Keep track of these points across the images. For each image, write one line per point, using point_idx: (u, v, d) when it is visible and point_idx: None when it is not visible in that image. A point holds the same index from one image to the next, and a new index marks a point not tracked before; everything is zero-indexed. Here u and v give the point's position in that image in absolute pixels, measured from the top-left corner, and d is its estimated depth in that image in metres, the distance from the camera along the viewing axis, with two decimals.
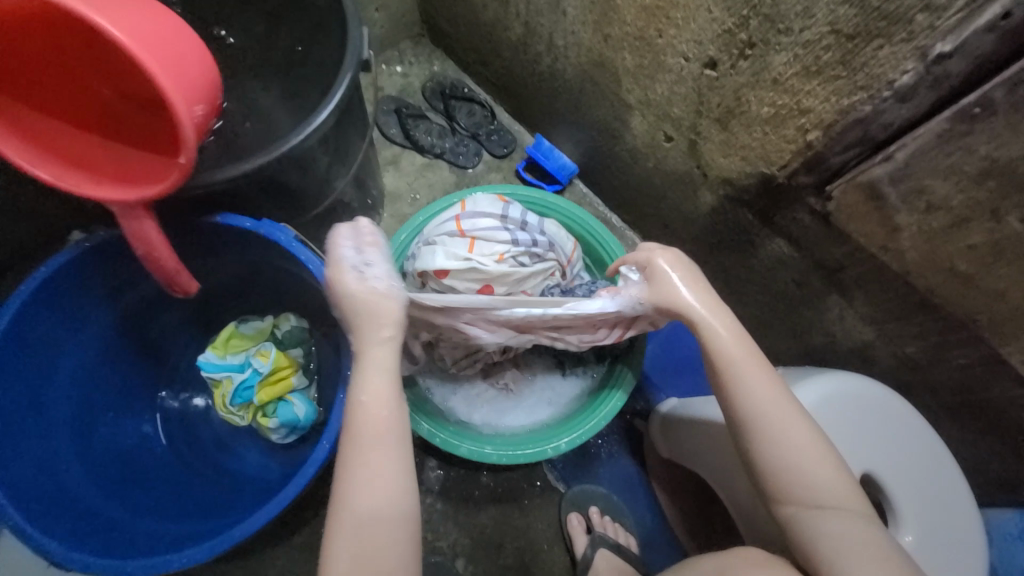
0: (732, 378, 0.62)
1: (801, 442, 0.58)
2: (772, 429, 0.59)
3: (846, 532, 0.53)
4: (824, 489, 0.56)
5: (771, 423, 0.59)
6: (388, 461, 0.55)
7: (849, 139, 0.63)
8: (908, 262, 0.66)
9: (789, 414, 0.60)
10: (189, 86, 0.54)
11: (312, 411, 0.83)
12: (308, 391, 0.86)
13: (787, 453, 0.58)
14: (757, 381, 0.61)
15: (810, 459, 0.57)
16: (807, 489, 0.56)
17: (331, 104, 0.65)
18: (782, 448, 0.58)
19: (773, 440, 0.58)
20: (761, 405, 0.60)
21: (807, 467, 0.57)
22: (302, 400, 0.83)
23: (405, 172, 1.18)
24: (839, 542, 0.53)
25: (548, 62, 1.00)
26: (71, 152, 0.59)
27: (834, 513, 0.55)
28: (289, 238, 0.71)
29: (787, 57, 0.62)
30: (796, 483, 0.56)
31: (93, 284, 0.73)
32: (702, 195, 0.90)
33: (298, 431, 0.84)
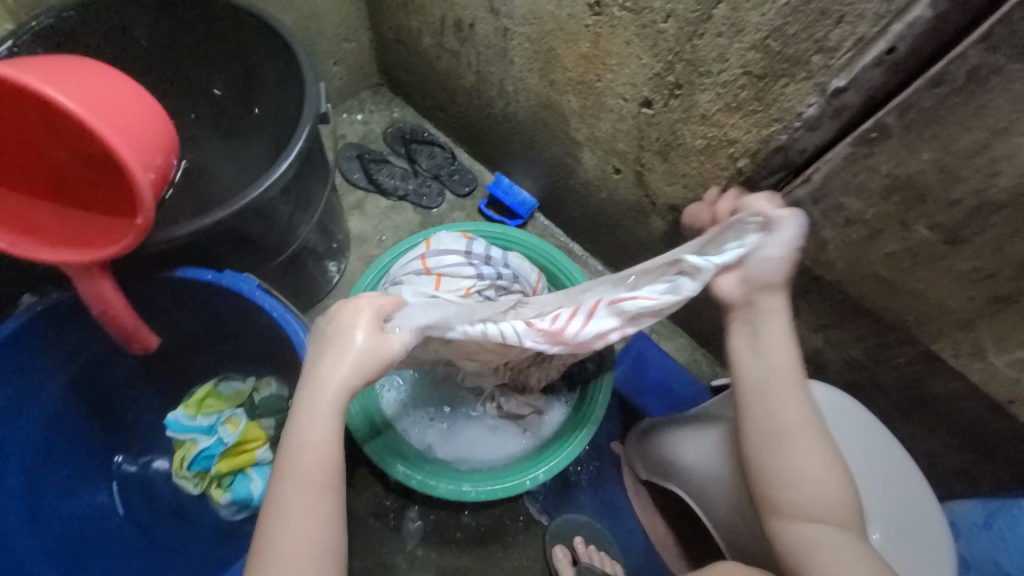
0: (756, 390, 0.60)
1: (818, 460, 0.58)
2: (795, 443, 0.59)
3: (836, 539, 0.54)
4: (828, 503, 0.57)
5: (795, 436, 0.59)
6: (314, 522, 0.50)
7: (774, 164, 0.69)
8: (839, 272, 0.72)
9: (814, 435, 0.59)
10: (143, 147, 0.55)
11: (268, 491, 0.79)
12: (270, 466, 0.81)
13: (802, 467, 0.58)
14: (787, 396, 0.60)
15: (821, 474, 0.58)
16: (819, 500, 0.57)
17: (290, 156, 0.68)
18: (797, 463, 0.58)
19: (789, 453, 0.58)
20: (788, 425, 0.59)
21: (818, 479, 0.57)
22: (260, 477, 0.80)
23: (369, 216, 1.20)
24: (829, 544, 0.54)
25: (501, 106, 1.06)
26: (21, 218, 0.59)
27: (829, 524, 0.56)
28: (252, 288, 0.71)
29: (711, 95, 0.69)
30: (808, 493, 0.57)
31: (46, 346, 0.70)
32: (653, 221, 0.96)
33: (248, 510, 0.79)
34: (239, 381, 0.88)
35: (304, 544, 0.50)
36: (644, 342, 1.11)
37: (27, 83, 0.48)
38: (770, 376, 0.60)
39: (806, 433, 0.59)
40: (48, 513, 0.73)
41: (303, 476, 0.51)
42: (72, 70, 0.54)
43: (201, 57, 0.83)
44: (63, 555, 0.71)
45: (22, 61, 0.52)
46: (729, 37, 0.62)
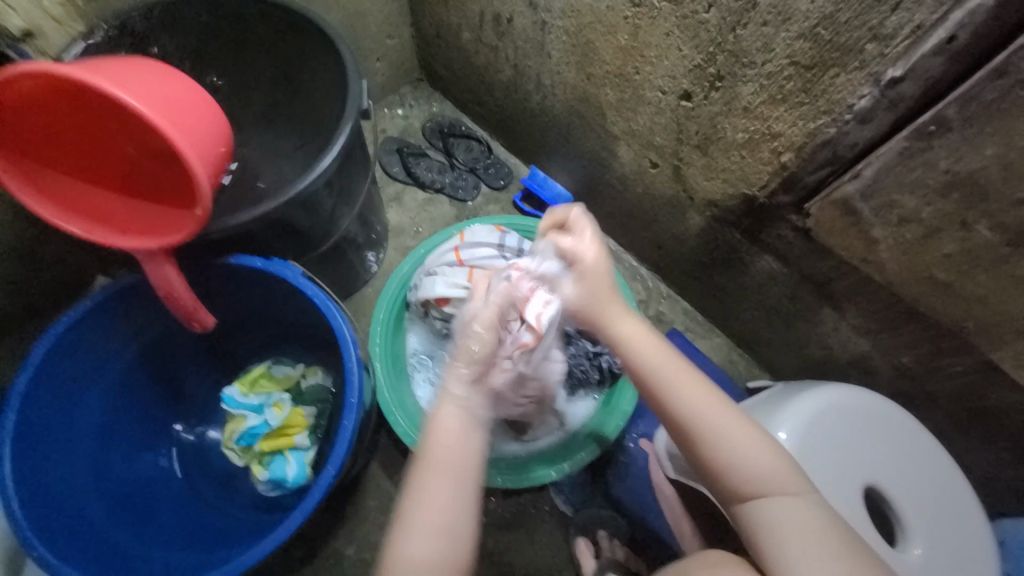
0: (662, 395, 0.60)
1: (746, 447, 0.57)
2: (719, 439, 0.57)
3: (802, 518, 0.53)
4: (761, 480, 0.55)
5: (716, 433, 0.57)
6: (445, 498, 0.52)
7: (820, 159, 0.66)
8: (889, 273, 0.68)
9: (727, 422, 0.58)
10: (201, 143, 0.60)
11: (300, 477, 0.83)
12: (307, 452, 0.85)
13: (736, 461, 0.56)
14: (690, 393, 0.59)
15: (759, 459, 0.56)
16: (766, 484, 0.55)
17: (334, 150, 0.71)
18: (713, 453, 0.57)
19: (716, 454, 0.57)
20: (702, 426, 0.58)
21: (751, 461, 0.56)
22: (295, 462, 0.84)
23: (407, 208, 1.24)
24: (783, 530, 0.53)
25: (538, 100, 1.06)
26: (95, 208, 0.65)
27: (774, 501, 0.55)
28: (296, 275, 0.76)
29: (754, 87, 0.67)
30: (744, 482, 0.56)
31: (117, 323, 0.78)
32: (690, 216, 0.94)
33: (281, 489, 0.85)
34: (290, 365, 0.94)
35: (436, 519, 0.51)
36: (679, 340, 1.11)
37: (103, 87, 0.52)
38: (651, 381, 0.60)
39: (712, 413, 0.58)
40: (116, 474, 0.81)
41: (441, 454, 0.53)
42: (141, 73, 0.59)
43: (255, 57, 0.88)
44: (128, 512, 0.79)
45: (99, 66, 0.57)
46: (775, 27, 0.60)
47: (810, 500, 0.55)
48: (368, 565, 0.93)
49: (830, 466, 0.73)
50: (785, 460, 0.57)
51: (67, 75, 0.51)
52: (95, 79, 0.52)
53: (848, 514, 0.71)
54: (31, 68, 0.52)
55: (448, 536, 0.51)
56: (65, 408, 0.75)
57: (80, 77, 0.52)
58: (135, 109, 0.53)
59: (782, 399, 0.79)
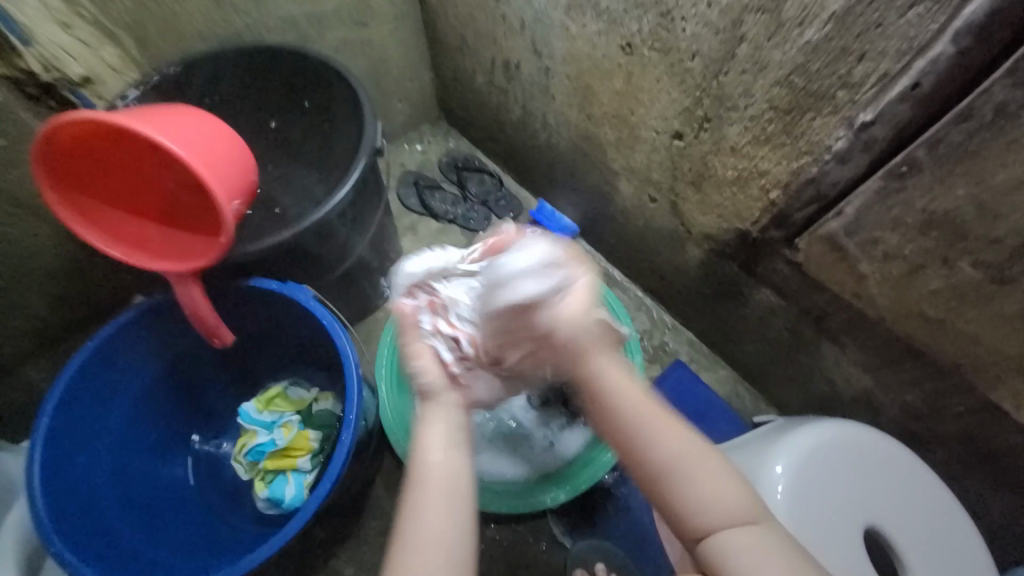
0: (630, 428, 0.58)
1: (714, 482, 0.55)
2: (685, 472, 0.56)
3: (759, 555, 0.52)
4: (720, 512, 0.54)
5: (682, 467, 0.56)
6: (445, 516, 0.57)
7: (806, 196, 0.68)
8: (882, 308, 0.68)
9: (698, 456, 0.56)
10: (229, 182, 0.67)
11: (297, 500, 0.86)
12: (307, 475, 0.89)
13: (705, 495, 0.54)
14: (658, 425, 0.58)
15: (724, 494, 0.55)
16: (726, 517, 0.54)
17: (347, 186, 0.78)
18: (672, 483, 0.56)
19: (689, 486, 0.55)
20: (669, 456, 0.56)
21: (715, 494, 0.55)
22: (294, 483, 0.88)
23: (422, 236, 1.30)
24: (748, 566, 0.51)
25: (544, 137, 1.13)
26: (135, 236, 0.73)
27: (734, 534, 0.53)
28: (307, 297, 0.81)
29: (739, 128, 0.70)
30: (704, 517, 0.54)
31: (147, 338, 0.84)
32: (689, 248, 0.97)
33: (278, 509, 0.88)
34: (306, 388, 0.98)
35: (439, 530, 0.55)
36: (682, 371, 1.12)
37: (146, 133, 0.60)
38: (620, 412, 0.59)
39: (675, 439, 0.57)
40: (134, 480, 0.86)
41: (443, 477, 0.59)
42: (181, 118, 0.67)
43: (287, 101, 0.98)
44: (139, 520, 0.83)
45: (146, 112, 0.66)
46: (753, 74, 0.64)
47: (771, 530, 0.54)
48: None
49: (828, 508, 0.71)
50: (747, 489, 0.57)
51: (116, 123, 0.60)
52: (140, 126, 0.61)
53: (849, 558, 0.69)
54: (88, 117, 0.61)
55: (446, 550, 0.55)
56: (94, 415, 0.82)
57: (128, 124, 0.60)
58: (173, 151, 0.61)
59: (778, 434, 0.78)
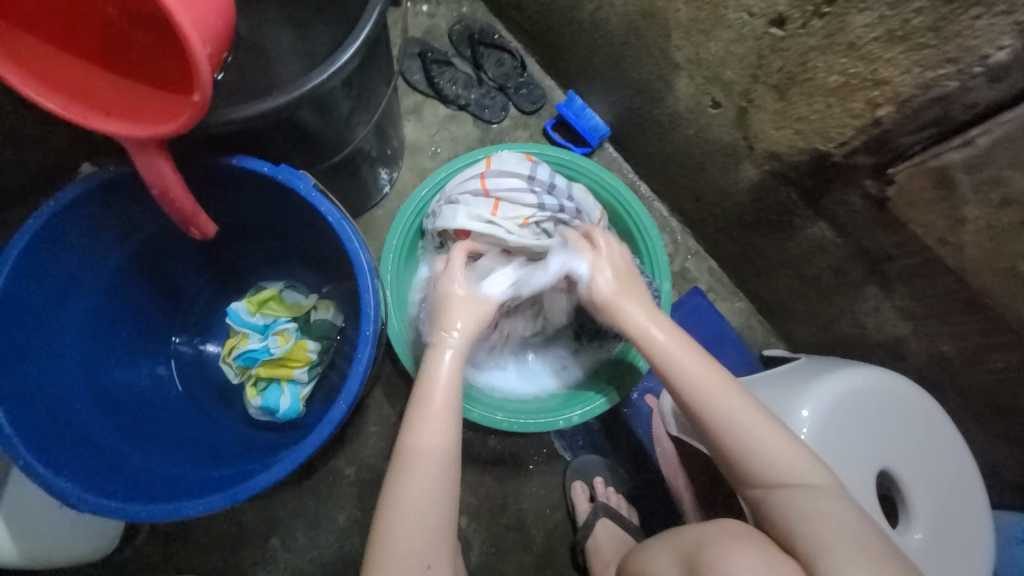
0: (692, 391, 0.67)
1: (781, 444, 0.62)
2: (750, 434, 0.63)
3: (827, 504, 0.57)
4: (786, 474, 0.61)
5: (747, 429, 0.63)
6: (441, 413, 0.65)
7: (926, 117, 0.57)
8: (965, 258, 0.62)
9: (767, 424, 0.63)
10: (200, 13, 0.48)
11: (293, 411, 0.80)
12: (304, 387, 0.82)
13: (774, 451, 0.62)
14: (722, 391, 0.66)
15: (787, 455, 0.62)
16: (794, 473, 0.60)
17: (355, 43, 0.59)
18: (738, 441, 0.63)
19: (760, 444, 0.62)
20: (736, 419, 0.64)
21: (781, 453, 0.61)
22: (291, 394, 0.81)
23: (426, 123, 1.12)
24: (812, 517, 0.57)
25: (589, 10, 0.92)
26: (72, 83, 0.55)
27: (801, 488, 0.59)
28: (308, 187, 0.66)
29: (870, 18, 0.56)
30: (769, 470, 0.61)
31: (103, 219, 0.69)
32: (743, 168, 0.85)
33: (273, 418, 0.82)
34: (304, 293, 0.89)
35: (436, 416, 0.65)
36: (699, 299, 1.07)
37: None
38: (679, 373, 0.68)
39: (739, 412, 0.64)
40: (110, 378, 0.78)
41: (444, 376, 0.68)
42: None
43: None
44: (122, 417, 0.76)
45: None
46: None
47: (833, 493, 0.59)
48: (366, 485, 0.94)
49: (850, 451, 0.71)
50: (807, 455, 0.62)
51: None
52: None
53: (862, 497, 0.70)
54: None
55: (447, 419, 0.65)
56: (51, 307, 0.70)
57: None
58: None
59: (808, 376, 0.76)
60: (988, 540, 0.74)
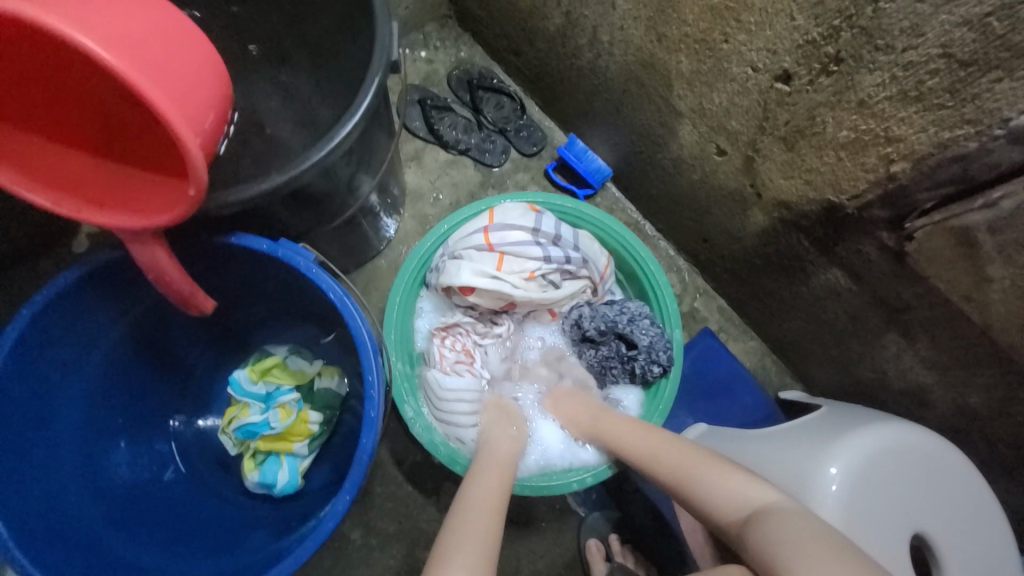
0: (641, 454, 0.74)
1: (726, 473, 0.64)
2: (693, 469, 0.67)
3: (782, 519, 0.56)
4: (740, 506, 0.61)
5: (688, 466, 0.68)
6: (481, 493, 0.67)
7: (943, 176, 0.55)
8: (993, 314, 0.60)
9: (704, 459, 0.68)
10: (191, 103, 0.47)
11: (291, 487, 0.79)
12: (303, 461, 0.81)
13: (718, 484, 0.64)
14: (657, 442, 0.73)
15: (733, 484, 0.63)
16: (743, 500, 0.61)
17: (357, 113, 0.58)
18: (690, 486, 0.66)
19: (704, 481, 0.65)
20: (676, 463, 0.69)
21: (724, 480, 0.64)
22: (288, 469, 0.79)
23: (427, 169, 1.11)
24: (771, 537, 0.55)
25: (588, 58, 0.91)
26: (65, 173, 0.53)
27: (756, 513, 0.59)
28: (308, 263, 0.65)
29: (880, 78, 0.54)
30: (725, 505, 0.62)
31: (100, 296, 0.68)
32: (752, 214, 0.83)
33: (270, 492, 0.80)
34: (308, 358, 0.87)
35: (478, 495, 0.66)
36: (711, 340, 1.04)
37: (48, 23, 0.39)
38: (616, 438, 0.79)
39: (678, 457, 0.69)
40: (107, 454, 0.75)
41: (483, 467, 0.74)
42: None
43: None
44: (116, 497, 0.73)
45: None
46: (934, 4, 0.47)
47: (784, 508, 0.58)
48: (374, 550, 0.90)
49: (884, 517, 0.67)
50: (755, 482, 0.63)
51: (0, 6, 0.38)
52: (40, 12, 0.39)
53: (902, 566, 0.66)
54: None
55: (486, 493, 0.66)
56: (44, 389, 0.67)
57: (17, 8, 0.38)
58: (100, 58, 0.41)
59: (831, 434, 0.73)
60: None
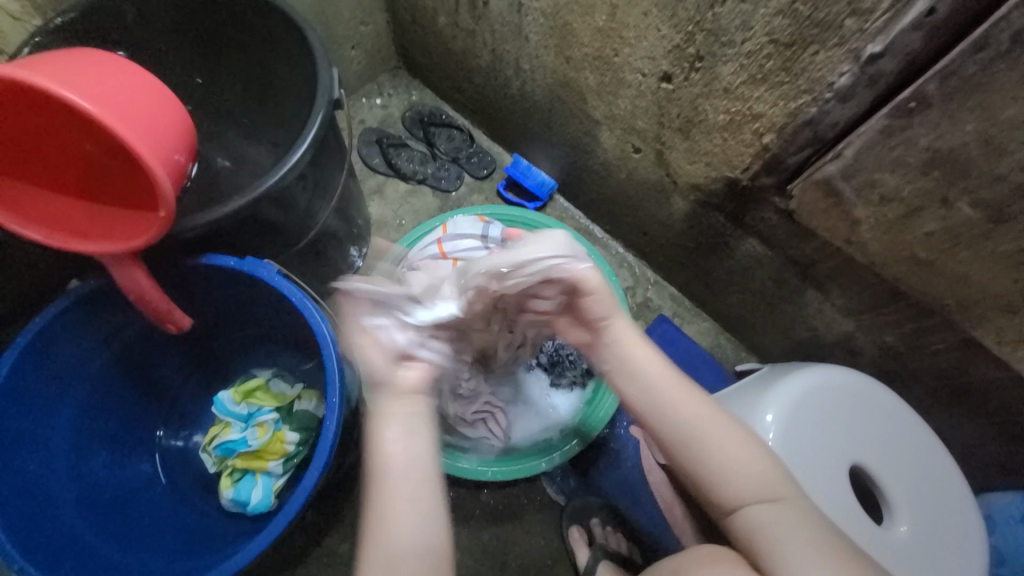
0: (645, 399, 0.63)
1: (740, 449, 0.59)
2: (707, 440, 0.60)
3: (786, 513, 0.54)
4: (751, 487, 0.57)
5: (702, 436, 0.60)
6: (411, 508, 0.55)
7: (801, 140, 0.65)
8: (872, 253, 0.68)
9: (728, 427, 0.61)
10: (159, 143, 0.57)
11: (263, 505, 0.82)
12: (277, 479, 0.83)
13: (734, 457, 0.59)
14: (681, 395, 0.62)
15: (747, 459, 0.59)
16: (754, 482, 0.57)
17: (305, 143, 0.68)
18: (699, 457, 0.59)
19: (721, 454, 0.59)
20: (689, 424, 0.61)
21: (737, 457, 0.59)
22: (262, 486, 0.82)
23: (389, 200, 1.21)
24: (772, 531, 0.53)
25: (517, 85, 1.04)
26: (54, 212, 0.62)
27: (763, 501, 0.56)
28: (271, 273, 0.74)
29: (734, 67, 0.65)
30: (736, 483, 0.58)
31: (87, 329, 0.75)
32: (674, 201, 0.93)
33: (244, 510, 0.83)
34: (289, 382, 0.93)
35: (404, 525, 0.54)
36: (666, 325, 1.11)
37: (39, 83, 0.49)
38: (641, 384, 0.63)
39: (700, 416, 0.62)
40: (97, 483, 0.79)
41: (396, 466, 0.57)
42: (87, 63, 0.55)
43: (222, 49, 0.85)
44: (104, 521, 0.77)
45: (42, 60, 0.54)
46: (753, 3, 0.58)
47: (796, 501, 0.56)
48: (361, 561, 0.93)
49: (821, 453, 0.73)
50: (768, 463, 0.59)
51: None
52: (32, 76, 0.49)
53: (839, 493, 0.72)
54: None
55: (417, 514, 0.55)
56: (34, 421, 0.73)
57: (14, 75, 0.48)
58: (82, 109, 0.50)
59: (766, 384, 0.79)
60: (977, 527, 0.75)
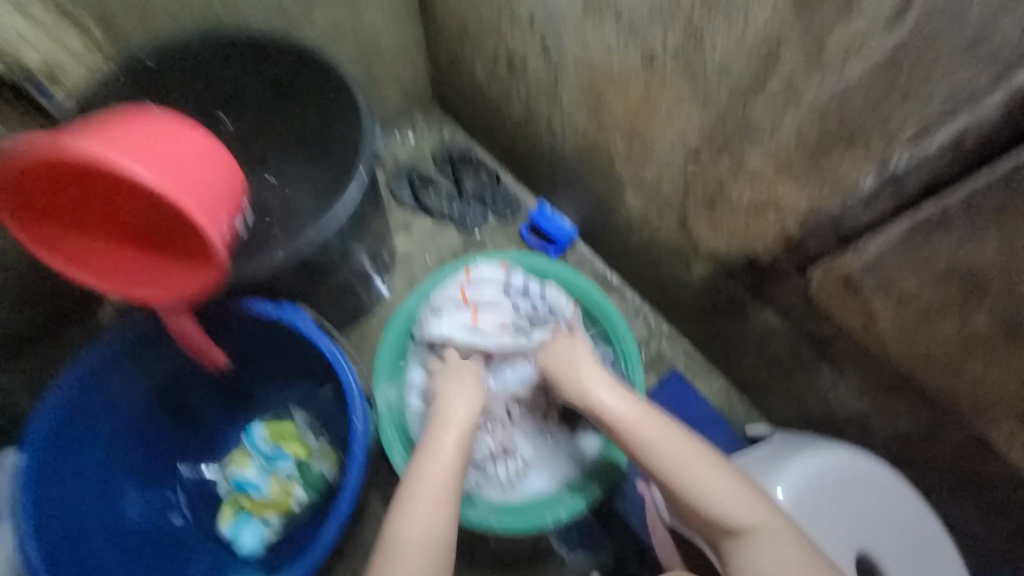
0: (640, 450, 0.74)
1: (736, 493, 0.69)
2: (699, 493, 0.70)
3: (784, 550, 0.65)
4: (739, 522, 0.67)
5: (694, 488, 0.70)
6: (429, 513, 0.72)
7: (825, 231, 0.67)
8: (889, 345, 0.69)
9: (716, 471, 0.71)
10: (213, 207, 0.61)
11: (252, 551, 0.86)
12: (269, 530, 0.86)
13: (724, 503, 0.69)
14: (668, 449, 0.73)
15: (736, 500, 0.69)
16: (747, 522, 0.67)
17: (350, 199, 0.74)
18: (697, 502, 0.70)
19: (712, 499, 0.69)
20: (681, 478, 0.71)
21: (728, 500, 0.69)
22: (254, 532, 0.86)
23: (414, 236, 1.25)
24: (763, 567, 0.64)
25: (548, 138, 1.08)
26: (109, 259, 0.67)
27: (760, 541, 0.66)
28: (307, 324, 0.79)
29: (761, 157, 0.68)
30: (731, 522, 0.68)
31: (131, 366, 0.81)
32: (694, 265, 0.95)
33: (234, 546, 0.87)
34: (316, 433, 0.94)
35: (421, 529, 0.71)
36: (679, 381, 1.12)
37: (112, 161, 0.53)
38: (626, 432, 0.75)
39: (698, 468, 0.71)
40: (122, 508, 0.84)
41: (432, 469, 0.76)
42: (151, 130, 0.59)
43: (270, 94, 0.89)
44: (127, 545, 0.82)
45: (109, 127, 0.58)
46: None
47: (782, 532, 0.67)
48: None
49: (827, 534, 0.74)
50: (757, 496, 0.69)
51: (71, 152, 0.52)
52: (103, 153, 0.53)
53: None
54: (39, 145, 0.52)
55: (436, 507, 0.73)
56: (74, 450, 0.79)
57: (87, 152, 0.52)
58: (148, 183, 0.54)
59: (774, 461, 0.79)
60: None
